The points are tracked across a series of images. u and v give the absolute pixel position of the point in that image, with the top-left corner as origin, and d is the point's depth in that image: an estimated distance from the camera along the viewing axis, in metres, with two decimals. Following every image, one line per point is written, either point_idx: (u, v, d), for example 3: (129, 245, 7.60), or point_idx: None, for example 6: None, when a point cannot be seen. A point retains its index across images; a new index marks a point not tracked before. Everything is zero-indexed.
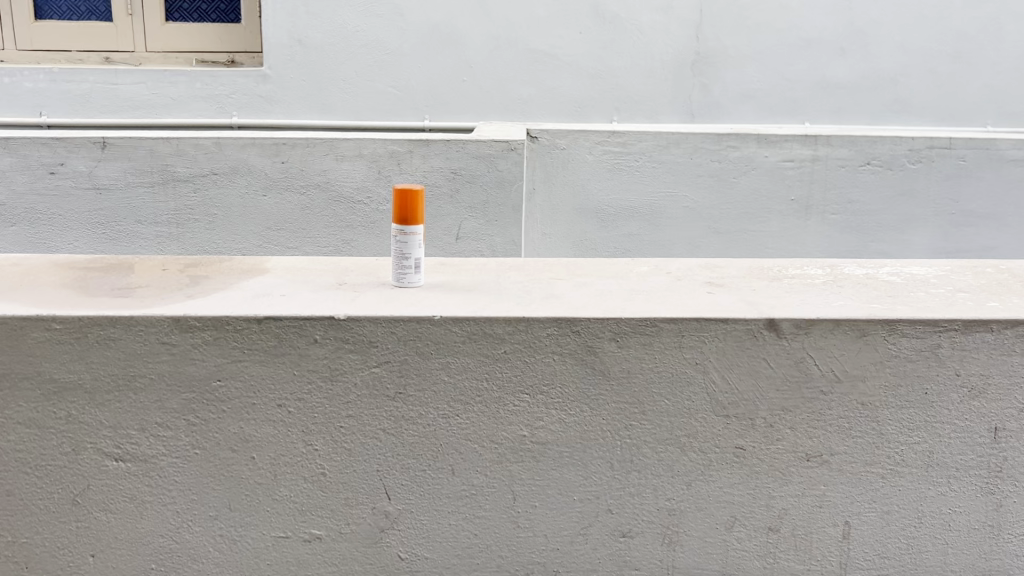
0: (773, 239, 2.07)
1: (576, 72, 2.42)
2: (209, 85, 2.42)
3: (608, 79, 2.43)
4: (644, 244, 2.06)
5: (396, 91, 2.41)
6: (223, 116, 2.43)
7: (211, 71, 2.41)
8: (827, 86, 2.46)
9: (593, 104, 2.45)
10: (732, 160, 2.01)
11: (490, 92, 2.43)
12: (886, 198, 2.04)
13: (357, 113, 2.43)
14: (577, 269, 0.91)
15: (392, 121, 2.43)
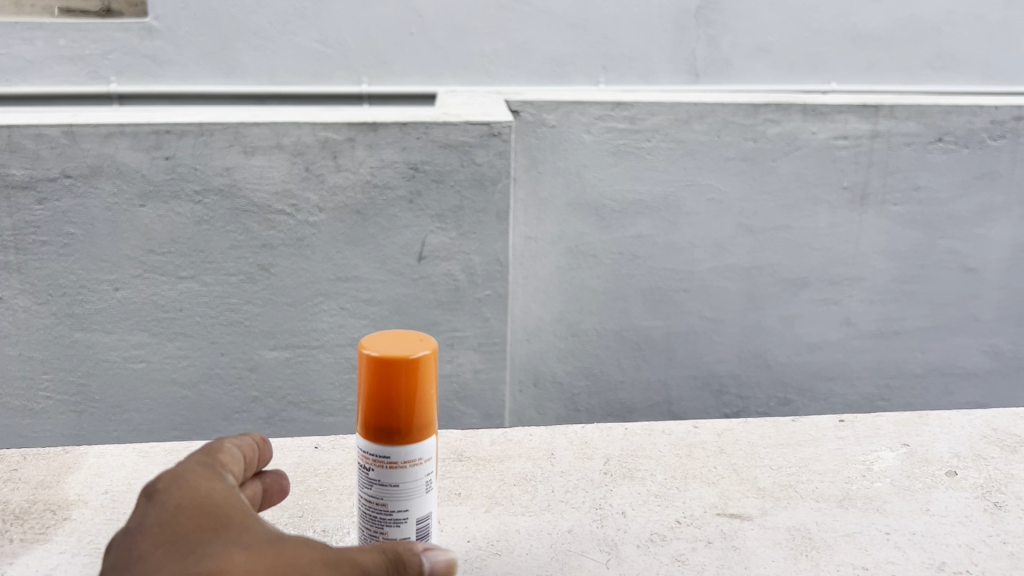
0: (820, 238, 1.57)
1: (552, 22, 1.87)
2: (78, 42, 1.83)
3: (592, 29, 1.88)
4: (656, 250, 1.56)
5: (323, 47, 1.87)
6: (98, 84, 1.85)
7: (78, 23, 1.82)
8: (858, 38, 1.94)
9: (575, 62, 1.91)
10: (770, 138, 1.51)
11: (442, 48, 1.89)
12: (960, 184, 1.55)
13: (273, 76, 1.88)
14: (782, 499, 0.65)
15: (320, 86, 1.89)
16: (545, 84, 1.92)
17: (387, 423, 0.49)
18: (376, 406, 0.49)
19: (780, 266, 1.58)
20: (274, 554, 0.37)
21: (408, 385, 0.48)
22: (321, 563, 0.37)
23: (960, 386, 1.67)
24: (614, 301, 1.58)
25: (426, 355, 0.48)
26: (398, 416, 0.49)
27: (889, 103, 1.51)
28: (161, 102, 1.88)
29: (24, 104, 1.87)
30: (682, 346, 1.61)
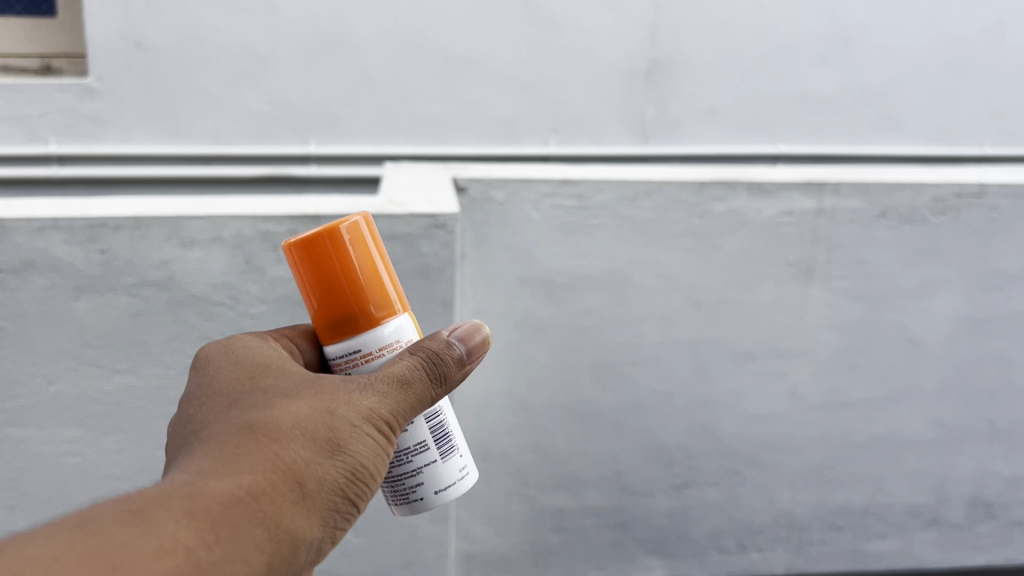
0: (767, 311, 1.58)
1: (502, 84, 1.92)
2: (16, 104, 1.80)
3: (543, 92, 1.93)
4: (604, 323, 1.56)
5: (270, 108, 1.90)
6: (37, 144, 1.84)
7: (16, 83, 1.79)
8: (803, 100, 2.00)
9: (524, 122, 1.96)
10: (717, 215, 1.52)
11: (395, 111, 1.93)
12: (903, 260, 1.57)
13: (216, 137, 1.92)
14: None
15: (265, 148, 1.93)
16: (497, 144, 1.98)
17: (350, 313, 0.71)
18: (336, 300, 0.70)
19: (728, 340, 1.59)
20: (317, 387, 0.65)
21: (353, 262, 0.70)
22: (351, 386, 0.65)
23: (904, 455, 1.69)
24: (562, 375, 1.58)
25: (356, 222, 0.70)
26: (352, 282, 0.70)
27: (834, 180, 1.52)
28: (105, 162, 1.91)
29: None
30: (631, 420, 1.61)
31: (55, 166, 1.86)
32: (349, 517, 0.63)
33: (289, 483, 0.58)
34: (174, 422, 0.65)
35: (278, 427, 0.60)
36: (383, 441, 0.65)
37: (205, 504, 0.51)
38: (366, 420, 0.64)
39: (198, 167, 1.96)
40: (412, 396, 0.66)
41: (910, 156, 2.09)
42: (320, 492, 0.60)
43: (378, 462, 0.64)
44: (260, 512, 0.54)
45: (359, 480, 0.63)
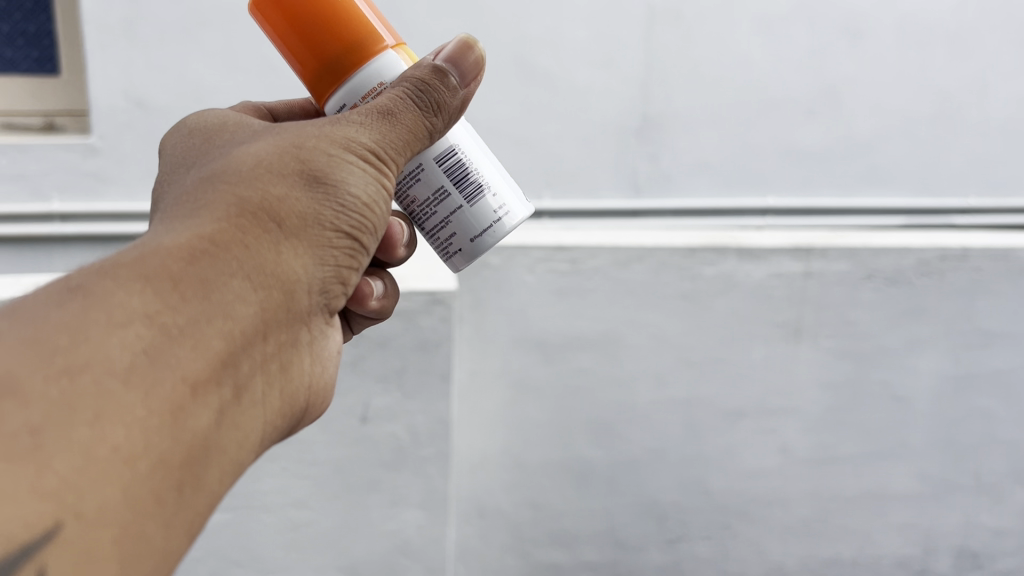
0: (758, 370, 1.62)
1: (492, 139, 1.68)
2: (16, 162, 1.57)
3: (537, 146, 1.70)
4: (599, 383, 1.58)
5: None
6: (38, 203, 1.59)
7: (18, 141, 1.57)
8: (795, 156, 1.80)
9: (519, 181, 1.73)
10: (708, 278, 1.55)
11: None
12: (889, 319, 1.62)
13: None
14: None
15: None
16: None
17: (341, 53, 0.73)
18: (318, 42, 0.72)
19: (719, 397, 1.62)
20: (290, 128, 0.66)
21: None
22: (325, 121, 0.67)
23: (893, 509, 1.74)
24: (558, 433, 1.60)
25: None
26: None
27: (821, 245, 1.56)
28: (106, 219, 1.63)
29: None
30: (626, 476, 1.65)
31: (58, 226, 1.61)
32: (348, 252, 0.67)
33: (263, 223, 0.60)
34: (159, 179, 0.68)
35: (242, 170, 0.61)
36: (374, 166, 0.67)
37: (172, 264, 0.53)
38: (343, 147, 0.65)
39: None
40: (399, 123, 0.68)
41: (899, 209, 1.89)
42: (308, 227, 0.63)
43: (369, 190, 0.66)
44: (234, 261, 0.56)
45: (354, 213, 0.66)
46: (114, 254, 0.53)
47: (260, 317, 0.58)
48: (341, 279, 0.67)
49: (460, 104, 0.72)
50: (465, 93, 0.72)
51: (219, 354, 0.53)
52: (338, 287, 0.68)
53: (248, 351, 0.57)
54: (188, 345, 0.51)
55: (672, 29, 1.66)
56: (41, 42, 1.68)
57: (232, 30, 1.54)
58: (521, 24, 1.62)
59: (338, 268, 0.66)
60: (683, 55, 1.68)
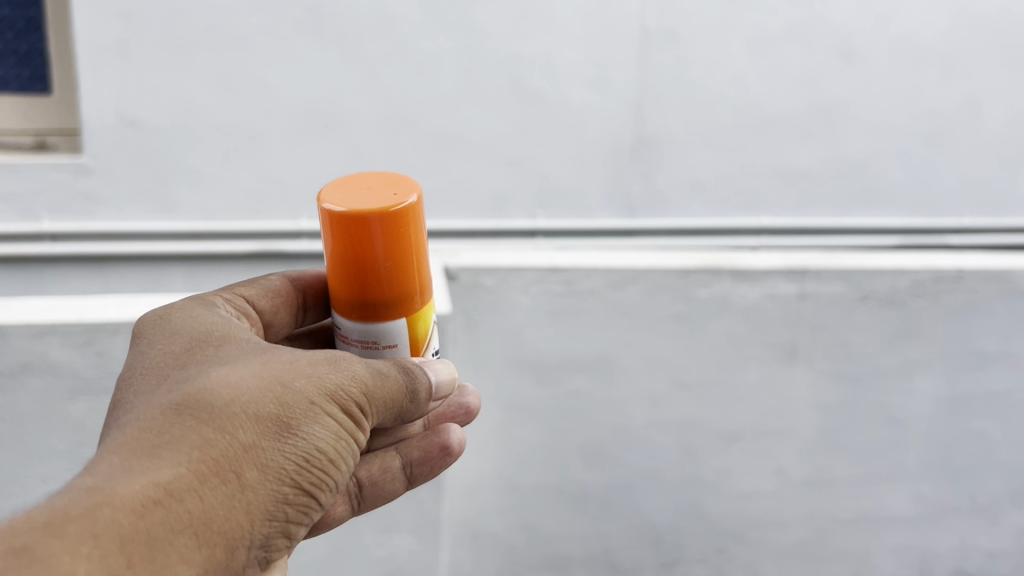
0: (752, 392, 1.61)
1: (489, 160, 1.69)
2: (7, 181, 1.56)
3: (531, 166, 1.71)
4: (593, 405, 1.57)
5: (263, 185, 1.63)
6: (29, 223, 1.58)
7: (8, 161, 1.55)
8: (787, 176, 1.80)
9: (512, 197, 1.73)
10: (702, 300, 1.54)
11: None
12: (884, 341, 1.61)
13: (209, 211, 1.63)
14: None
15: (259, 224, 1.65)
16: (480, 219, 1.74)
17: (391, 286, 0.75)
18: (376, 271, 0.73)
19: (714, 419, 1.62)
20: (270, 364, 0.68)
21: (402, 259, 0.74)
22: (310, 363, 0.70)
23: (888, 530, 1.75)
24: (552, 455, 1.59)
25: (412, 204, 0.72)
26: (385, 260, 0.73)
27: (816, 267, 1.55)
28: (97, 239, 1.62)
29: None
30: (620, 498, 1.64)
31: (49, 246, 1.60)
32: (305, 507, 0.68)
33: (223, 474, 0.62)
34: (132, 376, 0.70)
35: (216, 407, 0.63)
36: (343, 435, 0.70)
37: (125, 523, 0.55)
38: (324, 402, 0.68)
39: (186, 246, 1.66)
40: (380, 378, 0.72)
41: (892, 229, 1.90)
42: (271, 476, 0.65)
43: (336, 446, 0.69)
44: (183, 515, 0.59)
45: (319, 470, 0.68)
46: (70, 494, 0.55)
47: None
48: (290, 530, 0.69)
49: (428, 402, 0.77)
50: (432, 399, 0.77)
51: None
52: (285, 537, 0.69)
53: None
54: None
55: (665, 50, 1.66)
56: (32, 61, 1.67)
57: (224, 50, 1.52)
58: (513, 43, 1.61)
59: (289, 520, 0.68)
60: (677, 74, 1.68)
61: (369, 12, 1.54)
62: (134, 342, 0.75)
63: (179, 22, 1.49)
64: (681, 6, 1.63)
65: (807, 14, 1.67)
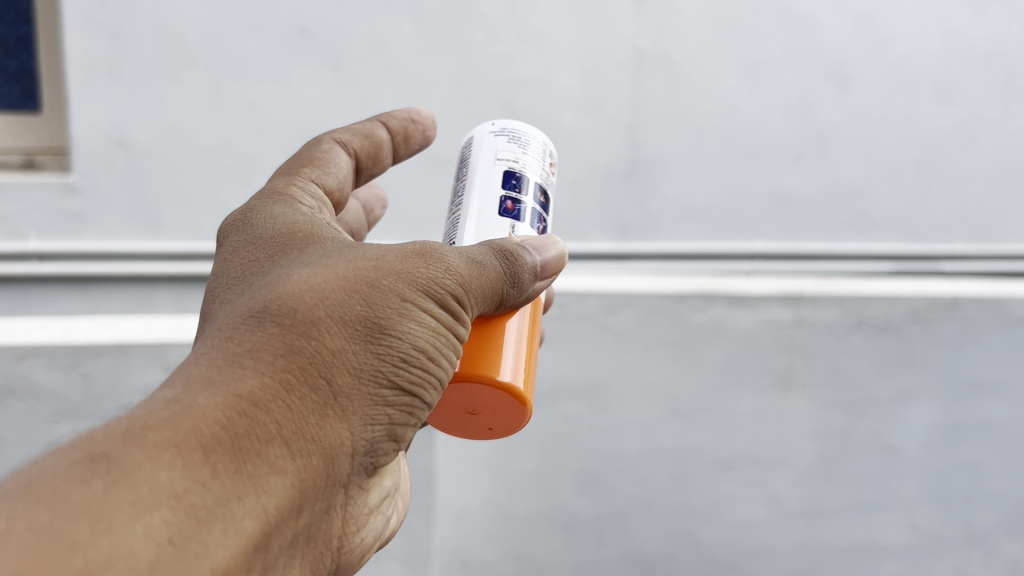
0: (746, 419, 1.59)
1: None
2: None
3: None
4: (586, 432, 1.55)
5: None
6: (15, 242, 1.53)
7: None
8: (780, 202, 1.78)
9: None
10: (697, 325, 1.53)
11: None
12: (878, 369, 1.61)
13: (199, 232, 1.59)
14: None
15: None
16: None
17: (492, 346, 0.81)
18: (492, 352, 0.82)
19: (708, 447, 1.59)
20: (360, 261, 0.67)
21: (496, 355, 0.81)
22: (404, 258, 0.69)
23: (883, 562, 1.72)
24: (544, 483, 1.56)
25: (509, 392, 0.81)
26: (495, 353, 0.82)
27: (811, 292, 1.55)
28: (86, 260, 1.56)
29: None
30: (612, 527, 1.61)
31: (36, 266, 1.54)
32: (398, 403, 0.68)
33: (312, 379, 0.61)
34: (223, 278, 0.71)
35: (301, 310, 0.62)
36: (438, 324, 0.69)
37: (211, 433, 0.54)
38: (415, 299, 0.67)
39: (176, 267, 1.59)
40: (475, 265, 0.72)
41: (887, 255, 1.87)
42: (360, 376, 0.64)
43: (432, 344, 0.69)
44: (269, 424, 0.58)
45: (411, 362, 0.67)
46: (148, 407, 0.54)
47: (296, 486, 0.59)
48: (386, 429, 0.68)
49: (533, 282, 0.78)
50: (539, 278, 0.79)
51: (251, 532, 0.55)
52: (382, 437, 0.68)
53: (279, 524, 0.58)
54: (217, 528, 0.53)
55: (659, 75, 1.66)
56: (21, 80, 1.65)
57: (217, 71, 1.52)
58: (507, 67, 1.60)
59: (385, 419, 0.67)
60: (670, 99, 1.67)
61: (362, 35, 1.55)
62: (219, 250, 0.75)
63: (172, 42, 1.49)
64: (674, 32, 1.64)
65: (799, 41, 1.68)
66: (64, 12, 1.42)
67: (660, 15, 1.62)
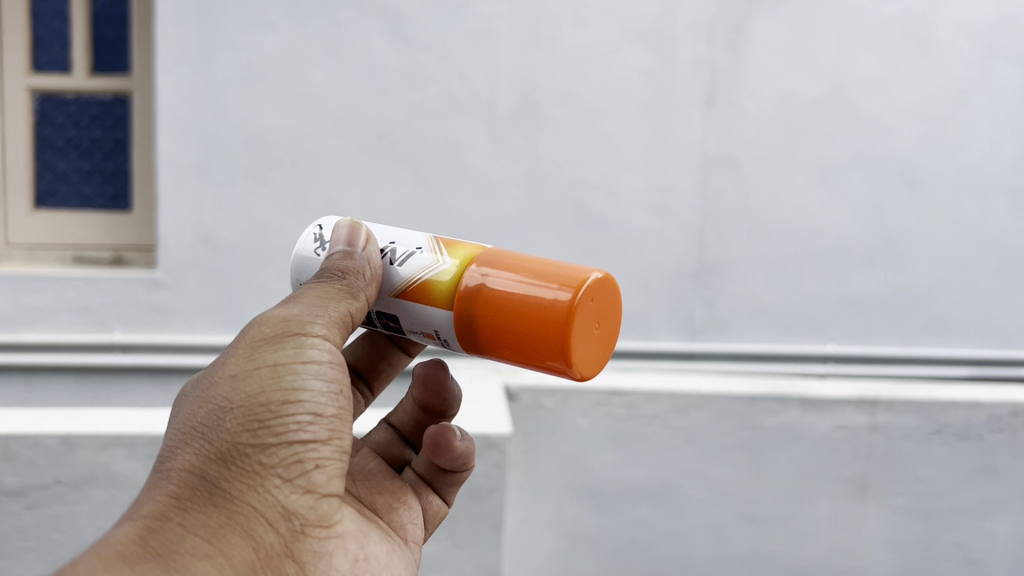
0: (821, 527, 1.54)
1: None
2: (85, 293, 1.58)
3: None
4: (655, 536, 1.51)
5: None
6: (101, 333, 1.58)
7: (87, 273, 1.58)
8: (853, 304, 1.76)
9: None
10: (770, 428, 1.50)
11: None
12: (960, 477, 1.56)
13: None
14: None
15: None
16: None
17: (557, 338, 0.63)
18: (533, 351, 0.64)
19: (783, 555, 1.54)
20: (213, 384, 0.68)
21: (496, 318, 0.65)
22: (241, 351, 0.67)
23: None
24: None
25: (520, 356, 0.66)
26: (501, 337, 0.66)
27: (887, 397, 1.52)
28: (165, 352, 1.61)
29: (9, 353, 1.58)
30: None
31: (118, 357, 1.59)
32: (294, 456, 0.64)
33: (194, 482, 0.63)
34: None
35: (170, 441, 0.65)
36: (281, 368, 0.64)
37: (115, 553, 0.58)
38: (246, 369, 0.64)
39: None
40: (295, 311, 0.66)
41: (964, 360, 1.81)
42: (226, 460, 0.64)
43: (294, 383, 0.64)
44: (171, 530, 0.61)
45: (285, 418, 0.64)
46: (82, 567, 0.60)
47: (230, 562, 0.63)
48: (302, 485, 0.66)
49: (364, 266, 0.68)
50: (364, 265, 0.69)
51: None
52: (306, 490, 0.66)
53: None
54: None
55: (727, 178, 1.67)
56: (116, 180, 1.74)
57: (299, 173, 1.58)
58: (577, 169, 1.64)
59: (289, 480, 0.65)
60: (739, 201, 1.69)
61: (438, 140, 1.61)
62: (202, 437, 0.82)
63: (257, 145, 1.56)
64: (742, 136, 1.66)
65: (868, 145, 1.69)
66: (160, 113, 1.54)
67: (728, 121, 1.66)
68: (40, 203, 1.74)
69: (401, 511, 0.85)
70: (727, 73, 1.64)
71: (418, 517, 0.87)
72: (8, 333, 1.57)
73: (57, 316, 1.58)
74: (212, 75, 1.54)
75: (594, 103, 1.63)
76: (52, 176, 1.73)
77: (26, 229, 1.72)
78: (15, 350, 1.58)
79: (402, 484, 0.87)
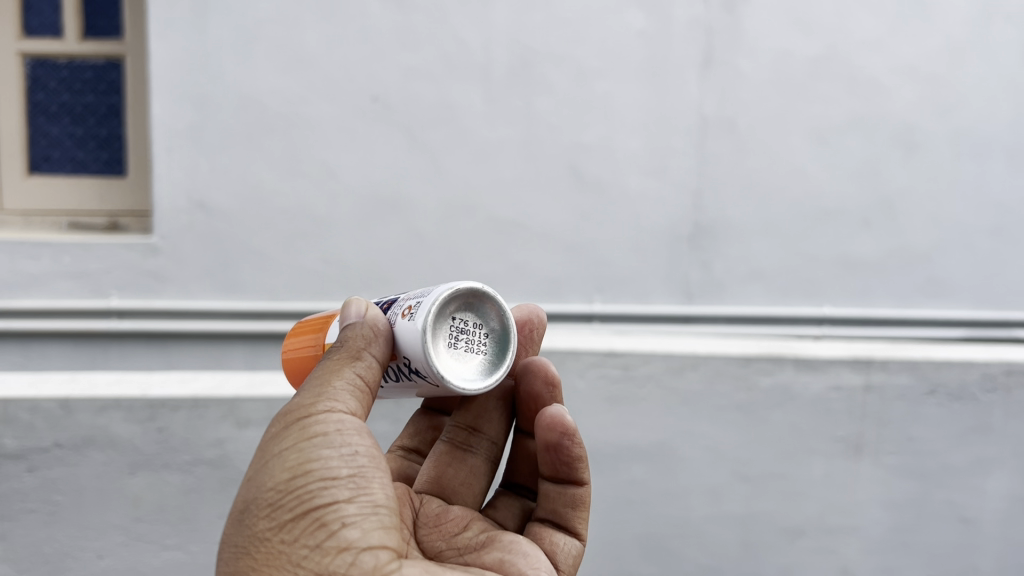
0: (815, 487, 1.55)
1: (548, 246, 1.67)
2: (82, 260, 1.58)
3: (589, 252, 1.68)
4: (651, 496, 1.52)
5: (325, 267, 1.62)
6: (98, 300, 1.58)
7: (83, 239, 1.57)
8: (850, 265, 1.76)
9: (570, 280, 1.69)
10: (765, 389, 1.52)
11: (411, 269, 1.63)
12: (954, 437, 1.57)
13: (272, 292, 1.62)
14: None
15: (317, 304, 1.62)
16: (535, 302, 1.68)
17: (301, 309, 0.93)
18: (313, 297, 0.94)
19: (777, 514, 1.55)
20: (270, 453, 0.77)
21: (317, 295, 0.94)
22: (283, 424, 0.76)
23: None
24: (610, 548, 1.52)
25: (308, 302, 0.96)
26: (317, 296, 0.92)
27: (881, 357, 1.53)
28: (161, 318, 1.61)
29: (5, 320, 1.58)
30: None
31: (115, 323, 1.59)
32: (321, 511, 0.71)
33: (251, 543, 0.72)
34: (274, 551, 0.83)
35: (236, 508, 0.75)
36: (307, 447, 0.72)
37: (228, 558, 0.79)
38: (279, 439, 0.74)
39: (248, 324, 1.63)
40: (307, 387, 0.75)
41: (959, 321, 1.81)
42: (256, 543, 0.72)
43: (308, 450, 0.72)
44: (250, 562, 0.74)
45: (308, 484, 0.71)
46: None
47: None
48: (337, 541, 0.71)
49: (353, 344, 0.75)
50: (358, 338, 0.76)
51: None
52: (341, 547, 0.70)
53: None
54: None
55: (724, 139, 1.67)
56: (110, 145, 1.73)
57: (295, 137, 1.58)
58: (574, 132, 1.64)
59: (319, 544, 0.71)
60: (736, 163, 1.68)
61: (434, 103, 1.60)
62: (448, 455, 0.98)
63: (253, 110, 1.56)
64: (739, 98, 1.66)
65: (866, 106, 1.69)
66: (153, 78, 1.52)
67: (725, 82, 1.65)
68: (34, 168, 1.73)
69: (515, 561, 0.84)
70: (724, 34, 1.63)
71: (540, 563, 0.84)
72: (4, 299, 1.57)
73: (53, 282, 1.58)
74: (206, 39, 1.53)
75: (591, 65, 1.62)
76: (46, 142, 1.72)
77: (20, 194, 1.71)
78: (11, 316, 1.57)
79: (512, 537, 0.86)
